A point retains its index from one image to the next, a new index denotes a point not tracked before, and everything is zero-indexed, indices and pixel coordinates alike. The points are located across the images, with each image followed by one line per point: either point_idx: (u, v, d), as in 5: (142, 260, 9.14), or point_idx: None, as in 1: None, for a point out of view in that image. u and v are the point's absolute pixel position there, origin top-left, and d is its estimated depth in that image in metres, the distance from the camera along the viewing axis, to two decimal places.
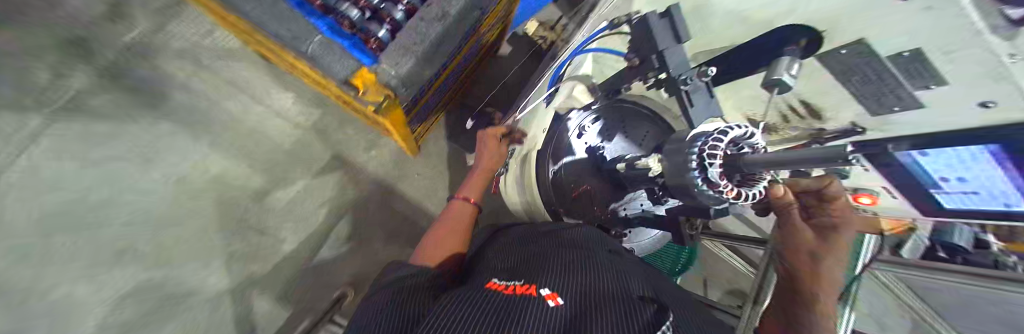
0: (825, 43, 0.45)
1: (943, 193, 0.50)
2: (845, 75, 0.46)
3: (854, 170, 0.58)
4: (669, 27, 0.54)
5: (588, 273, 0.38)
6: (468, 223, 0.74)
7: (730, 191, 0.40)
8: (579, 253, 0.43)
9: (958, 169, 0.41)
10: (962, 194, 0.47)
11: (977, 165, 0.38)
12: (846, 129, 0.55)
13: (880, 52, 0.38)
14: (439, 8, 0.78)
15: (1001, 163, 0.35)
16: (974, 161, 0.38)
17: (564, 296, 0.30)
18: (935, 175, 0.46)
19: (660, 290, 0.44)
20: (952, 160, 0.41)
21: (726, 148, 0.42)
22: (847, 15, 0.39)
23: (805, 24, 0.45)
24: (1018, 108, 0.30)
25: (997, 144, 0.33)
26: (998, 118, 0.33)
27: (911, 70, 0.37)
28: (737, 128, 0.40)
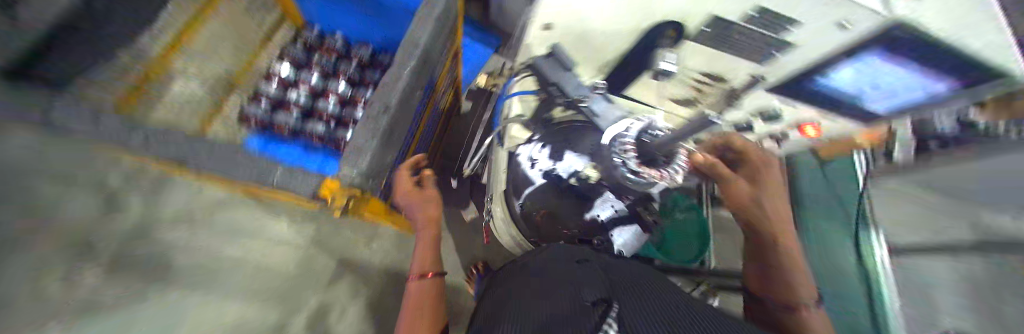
0: (689, 27, 0.57)
1: (875, 103, 0.60)
2: (723, 41, 0.57)
3: (789, 113, 0.69)
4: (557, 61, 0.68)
5: (546, 307, 0.41)
6: (433, 296, 0.76)
7: (652, 172, 0.46)
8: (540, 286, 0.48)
9: (868, 78, 0.54)
10: (890, 98, 0.57)
11: (879, 67, 0.51)
12: (749, 81, 0.65)
13: (733, 18, 0.51)
14: (381, 102, 0.87)
15: (888, 57, 0.48)
16: (872, 65, 0.50)
17: None
18: (857, 89, 0.58)
19: (629, 279, 0.47)
20: (860, 71, 0.53)
21: (634, 138, 0.50)
22: (692, 4, 0.52)
23: (664, 20, 0.57)
24: (862, 14, 0.44)
25: (882, 42, 0.46)
26: (853, 29, 0.47)
27: (767, 23, 0.50)
28: (637, 123, 0.50)
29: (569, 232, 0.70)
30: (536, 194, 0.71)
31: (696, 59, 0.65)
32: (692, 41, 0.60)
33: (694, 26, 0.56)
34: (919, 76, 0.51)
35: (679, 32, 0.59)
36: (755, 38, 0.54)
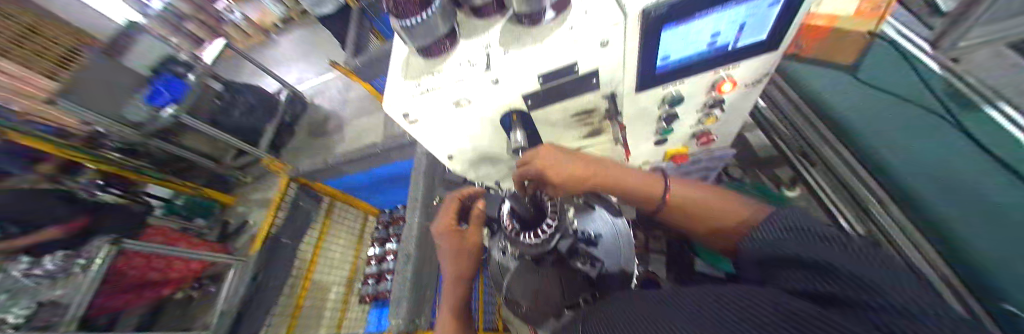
0: (519, 107, 0.66)
1: (738, 42, 0.55)
2: (554, 97, 0.63)
3: (675, 88, 0.66)
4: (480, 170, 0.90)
5: None
6: None
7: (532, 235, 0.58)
8: None
9: (688, 37, 0.52)
10: (741, 31, 0.52)
11: (679, 31, 0.50)
12: (611, 98, 0.66)
13: (534, 89, 0.60)
14: (403, 255, 1.10)
15: (671, 26, 0.48)
16: (672, 34, 0.50)
17: None
18: (699, 46, 0.55)
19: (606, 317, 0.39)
20: (674, 39, 0.52)
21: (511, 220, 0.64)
22: (501, 101, 0.63)
23: (499, 115, 0.68)
24: (607, 29, 0.48)
25: (654, 24, 0.47)
26: (616, 38, 0.50)
27: (557, 77, 0.57)
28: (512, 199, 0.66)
29: (555, 301, 0.70)
30: (511, 279, 0.78)
31: (557, 115, 0.70)
32: (536, 111, 0.68)
33: (521, 106, 0.65)
34: (726, 14, 0.48)
35: (519, 113, 0.67)
36: (567, 85, 0.60)
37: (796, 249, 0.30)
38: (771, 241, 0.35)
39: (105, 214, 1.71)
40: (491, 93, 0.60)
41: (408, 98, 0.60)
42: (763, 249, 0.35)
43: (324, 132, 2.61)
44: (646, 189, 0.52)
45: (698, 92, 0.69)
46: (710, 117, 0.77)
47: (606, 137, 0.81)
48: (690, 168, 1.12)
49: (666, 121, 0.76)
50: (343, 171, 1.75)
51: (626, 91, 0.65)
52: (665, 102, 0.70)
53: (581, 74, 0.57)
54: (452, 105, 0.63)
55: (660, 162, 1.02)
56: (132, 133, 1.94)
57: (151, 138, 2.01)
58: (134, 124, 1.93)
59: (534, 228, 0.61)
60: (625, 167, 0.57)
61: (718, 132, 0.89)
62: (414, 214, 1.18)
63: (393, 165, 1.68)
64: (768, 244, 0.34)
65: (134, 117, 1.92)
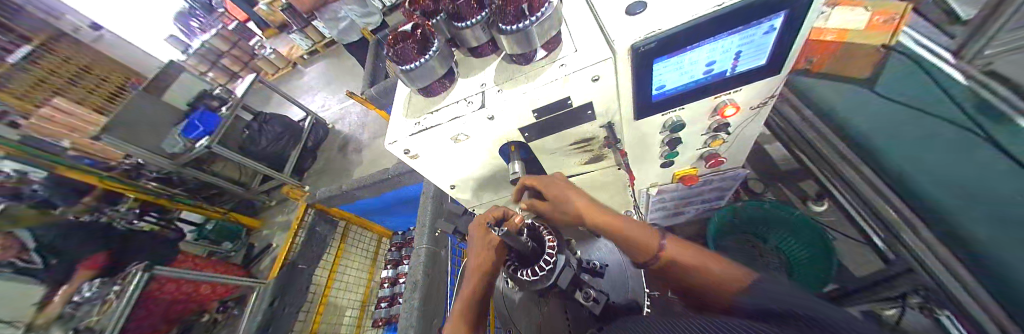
0: (516, 139, 0.67)
1: (735, 68, 0.54)
2: (549, 128, 0.64)
3: (673, 115, 0.65)
4: (485, 197, 0.91)
5: None
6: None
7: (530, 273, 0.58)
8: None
9: (679, 68, 0.52)
10: (736, 58, 0.51)
11: (668, 64, 0.50)
12: (609, 127, 0.65)
13: (529, 122, 0.61)
14: (410, 283, 1.10)
15: (659, 60, 0.48)
16: (662, 66, 0.50)
17: None
18: (692, 75, 0.54)
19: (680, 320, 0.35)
20: (665, 71, 0.52)
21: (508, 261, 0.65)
22: (498, 135, 0.65)
23: (498, 147, 0.69)
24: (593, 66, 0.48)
25: (640, 59, 0.47)
26: (605, 74, 0.50)
27: (551, 111, 0.58)
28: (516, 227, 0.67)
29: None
30: (516, 312, 0.76)
31: (555, 145, 0.70)
32: (533, 142, 0.69)
33: (519, 138, 0.66)
34: (715, 45, 0.47)
35: (517, 144, 0.68)
36: (561, 118, 0.60)
37: (787, 306, 0.27)
38: (767, 295, 0.32)
39: (135, 247, 1.85)
40: (488, 128, 0.62)
41: (408, 135, 0.63)
42: (758, 301, 0.32)
43: (343, 157, 2.74)
44: (639, 240, 0.48)
45: (699, 116, 0.67)
46: (717, 140, 0.75)
47: (608, 163, 0.79)
48: (703, 188, 1.07)
49: (670, 145, 0.74)
50: (356, 197, 1.81)
51: (622, 121, 0.64)
52: (666, 128, 0.68)
53: (574, 107, 0.57)
54: (450, 140, 0.64)
55: (669, 184, 0.99)
56: (167, 163, 2.05)
57: (184, 167, 2.13)
58: (171, 154, 2.08)
59: (532, 264, 0.61)
60: (609, 213, 0.53)
61: (728, 151, 0.86)
62: (422, 240, 1.19)
63: (404, 189, 1.71)
64: (766, 300, 0.31)
65: (171, 148, 2.07)
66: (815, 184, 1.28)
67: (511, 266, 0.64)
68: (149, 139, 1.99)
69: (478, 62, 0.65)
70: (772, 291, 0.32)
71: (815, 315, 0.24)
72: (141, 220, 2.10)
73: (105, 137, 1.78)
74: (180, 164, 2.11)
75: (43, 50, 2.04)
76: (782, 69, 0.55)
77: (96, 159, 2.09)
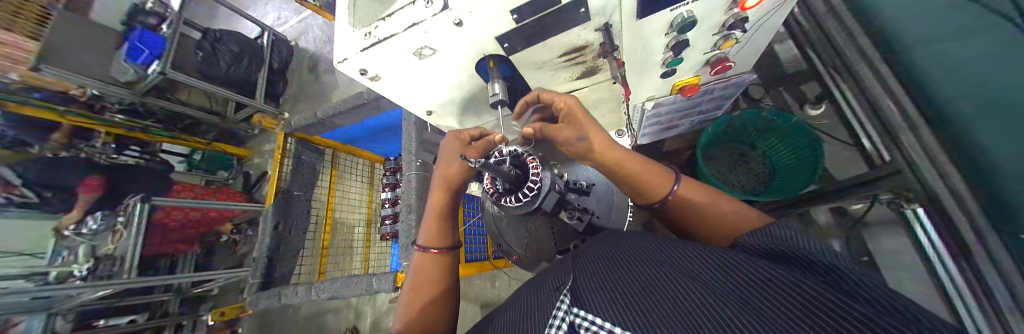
0: (492, 51, 0.56)
1: None
2: (533, 35, 0.52)
3: (684, 10, 0.53)
4: (466, 123, 0.84)
5: (617, 290, 0.38)
6: (437, 275, 0.60)
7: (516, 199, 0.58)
8: (631, 260, 0.44)
9: None
10: None
11: None
12: (606, 29, 0.53)
13: (507, 28, 0.49)
14: (406, 204, 1.14)
15: None
16: None
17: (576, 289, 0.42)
18: None
19: (746, 280, 0.31)
20: None
21: (492, 185, 0.63)
22: (470, 47, 0.53)
23: (474, 63, 0.58)
24: None
25: None
26: None
27: (534, 10, 0.45)
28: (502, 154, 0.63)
29: (546, 247, 0.73)
30: (504, 229, 0.79)
31: (542, 56, 0.59)
32: (514, 55, 0.58)
33: (497, 49, 0.55)
34: None
35: (496, 59, 0.58)
36: (550, 19, 0.48)
37: (804, 253, 0.33)
38: (776, 238, 0.38)
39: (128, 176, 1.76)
40: (456, 38, 0.50)
41: (358, 52, 0.51)
42: (766, 242, 0.38)
43: (315, 79, 2.46)
44: (652, 181, 0.55)
45: (714, 10, 0.55)
46: (728, 41, 0.64)
47: (602, 76, 0.70)
48: (701, 99, 1.00)
49: (675, 50, 0.63)
50: (337, 124, 1.72)
51: (621, 22, 0.52)
52: (673, 28, 0.57)
53: (564, 4, 0.44)
54: (414, 57, 0.53)
55: (666, 97, 0.92)
56: (126, 93, 1.81)
57: (146, 96, 1.89)
58: (126, 83, 1.83)
59: (517, 191, 0.60)
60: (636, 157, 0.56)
61: (741, 54, 0.75)
62: (411, 167, 1.17)
63: (386, 113, 1.60)
64: (778, 243, 0.37)
65: (123, 76, 1.82)
66: (816, 87, 1.26)
67: (494, 191, 0.62)
68: (91, 67, 1.71)
69: None
70: (780, 236, 0.38)
71: (836, 264, 0.30)
72: (122, 155, 1.92)
73: (41, 67, 1.55)
74: (141, 94, 1.86)
75: None
76: None
77: (48, 92, 1.78)
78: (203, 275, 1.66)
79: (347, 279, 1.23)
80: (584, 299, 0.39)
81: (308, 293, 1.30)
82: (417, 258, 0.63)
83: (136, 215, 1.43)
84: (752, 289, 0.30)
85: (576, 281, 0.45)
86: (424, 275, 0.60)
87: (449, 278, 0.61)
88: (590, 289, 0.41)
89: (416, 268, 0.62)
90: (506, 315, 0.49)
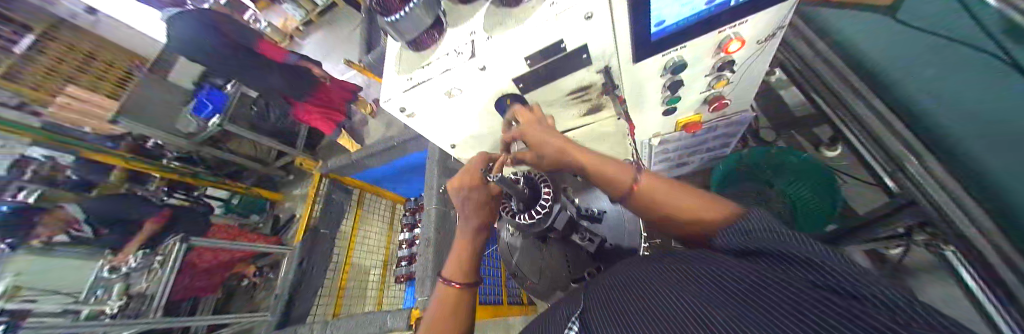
0: (508, 90, 0.66)
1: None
2: (541, 77, 0.62)
3: (673, 55, 0.62)
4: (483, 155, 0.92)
5: (618, 320, 0.37)
6: (462, 311, 0.58)
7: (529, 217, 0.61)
8: (629, 282, 0.44)
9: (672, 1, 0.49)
10: None
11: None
12: (605, 72, 0.62)
13: (523, 71, 0.59)
14: (424, 240, 1.18)
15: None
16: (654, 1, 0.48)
17: (582, 324, 0.41)
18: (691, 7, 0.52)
19: (730, 286, 0.31)
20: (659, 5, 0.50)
21: (507, 205, 0.68)
22: (491, 88, 0.64)
23: (493, 100, 0.68)
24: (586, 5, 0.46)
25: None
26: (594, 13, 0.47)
27: (544, 58, 0.56)
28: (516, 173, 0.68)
29: (561, 275, 0.73)
30: (519, 257, 0.79)
31: (550, 96, 0.69)
32: (528, 95, 0.68)
33: (512, 89, 0.65)
34: None
35: (513, 97, 0.67)
36: (558, 64, 0.58)
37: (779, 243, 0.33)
38: (754, 232, 0.35)
39: (179, 214, 1.95)
40: (480, 80, 0.61)
41: (402, 91, 0.63)
42: (744, 237, 0.36)
43: None
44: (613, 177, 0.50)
45: (699, 54, 0.64)
46: (721, 81, 0.72)
47: (606, 113, 0.78)
48: (708, 136, 1.05)
49: (671, 89, 0.71)
50: (366, 166, 1.88)
51: (616, 66, 0.62)
52: (666, 70, 0.65)
53: (568, 52, 0.55)
54: (444, 95, 0.64)
55: (672, 133, 0.98)
56: (184, 142, 2.11)
57: (202, 146, 2.19)
58: (186, 134, 2.14)
59: (530, 210, 0.64)
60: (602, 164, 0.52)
61: (734, 93, 0.82)
62: (431, 202, 1.23)
63: (410, 156, 1.74)
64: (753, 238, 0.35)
65: (184, 128, 2.14)
66: (828, 128, 1.27)
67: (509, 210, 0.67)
68: (162, 121, 2.09)
69: (465, 8, 0.61)
70: (759, 229, 0.35)
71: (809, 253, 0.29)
72: (171, 197, 2.16)
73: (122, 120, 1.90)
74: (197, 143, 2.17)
75: (46, 39, 1.99)
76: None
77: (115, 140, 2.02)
78: (219, 319, 1.65)
79: (361, 317, 1.21)
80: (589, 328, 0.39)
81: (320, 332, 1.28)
82: (439, 291, 0.62)
83: (174, 254, 1.49)
84: (735, 297, 0.30)
85: (585, 307, 0.45)
86: (445, 310, 0.58)
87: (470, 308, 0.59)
88: (595, 317, 0.41)
89: (438, 303, 0.60)
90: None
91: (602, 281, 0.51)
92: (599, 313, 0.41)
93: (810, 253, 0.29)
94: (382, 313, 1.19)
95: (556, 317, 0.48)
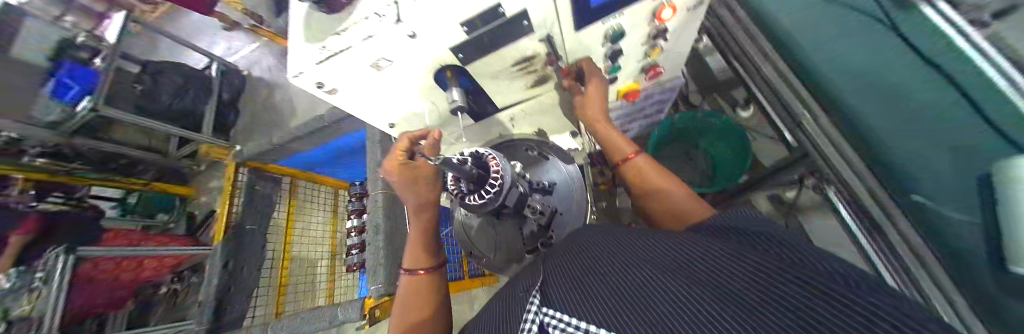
0: (447, 61, 0.60)
1: None
2: (482, 44, 0.56)
3: (613, 23, 0.62)
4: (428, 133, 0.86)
5: (584, 283, 0.37)
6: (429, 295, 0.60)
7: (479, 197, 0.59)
8: (593, 251, 0.44)
9: None
10: None
11: None
12: (549, 39, 0.60)
13: (460, 39, 0.54)
14: (372, 226, 1.10)
15: None
16: None
17: (544, 291, 0.39)
18: None
19: (694, 254, 0.33)
20: None
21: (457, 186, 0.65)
22: (427, 59, 0.57)
23: (430, 73, 0.62)
24: None
25: None
26: None
27: (482, 23, 0.51)
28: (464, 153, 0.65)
29: (516, 248, 0.75)
30: (474, 234, 0.80)
31: (494, 67, 0.64)
32: (470, 67, 0.63)
33: (451, 60, 0.59)
34: None
35: (453, 69, 0.62)
36: (499, 31, 0.54)
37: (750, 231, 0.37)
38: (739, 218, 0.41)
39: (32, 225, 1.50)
40: (413, 50, 0.54)
41: (314, 64, 0.53)
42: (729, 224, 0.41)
43: (269, 108, 2.34)
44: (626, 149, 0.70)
45: (636, 23, 0.65)
46: (656, 50, 0.75)
47: (552, 83, 0.77)
48: (645, 104, 1.12)
49: (613, 59, 0.72)
50: (295, 150, 1.64)
51: (559, 33, 0.60)
52: (609, 39, 0.66)
53: (508, 18, 0.51)
54: (371, 68, 0.55)
55: (615, 102, 1.02)
56: (50, 135, 1.71)
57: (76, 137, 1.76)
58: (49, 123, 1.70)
59: (480, 189, 0.62)
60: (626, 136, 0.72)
61: (667, 61, 0.87)
62: (377, 186, 1.14)
63: (349, 136, 1.56)
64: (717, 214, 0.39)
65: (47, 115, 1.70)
66: (742, 93, 1.45)
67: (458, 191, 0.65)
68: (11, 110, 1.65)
69: None
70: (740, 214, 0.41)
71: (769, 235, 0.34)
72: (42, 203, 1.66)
73: None
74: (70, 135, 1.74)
75: None
76: None
77: None
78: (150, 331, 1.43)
79: (308, 313, 1.13)
80: (555, 296, 0.36)
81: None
82: (405, 283, 0.63)
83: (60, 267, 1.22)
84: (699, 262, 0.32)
85: (546, 277, 0.43)
86: (415, 298, 0.59)
87: (437, 292, 0.61)
88: (555, 287, 0.39)
89: (404, 295, 0.61)
90: (483, 314, 0.47)
91: (562, 251, 0.51)
92: (562, 279, 0.40)
93: (771, 234, 0.35)
94: (331, 307, 1.12)
95: (513, 293, 0.46)
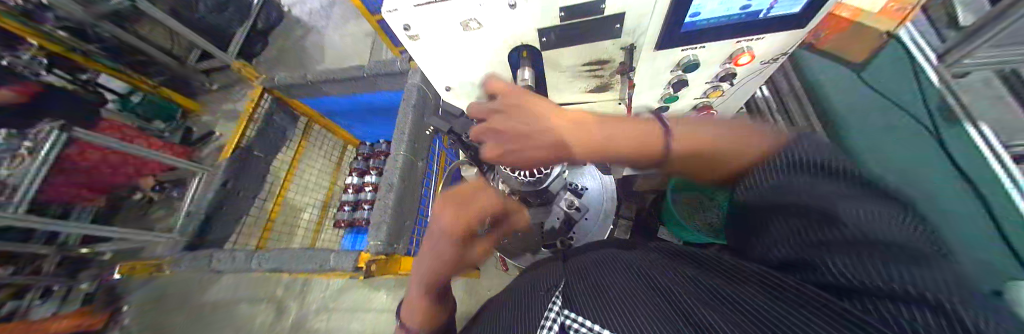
0: (529, 41, 0.61)
1: (769, 10, 0.52)
2: (571, 34, 0.58)
3: (693, 51, 0.63)
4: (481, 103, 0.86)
5: (607, 294, 0.36)
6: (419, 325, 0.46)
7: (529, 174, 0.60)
8: (615, 265, 0.43)
9: None
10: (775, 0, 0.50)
11: None
12: (628, 51, 0.63)
13: (553, 24, 0.55)
14: (387, 182, 1.09)
15: None
16: None
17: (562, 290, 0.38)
18: (736, 8, 0.52)
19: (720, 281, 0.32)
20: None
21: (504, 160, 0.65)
22: (514, 33, 0.58)
23: (509, 46, 0.63)
24: None
25: None
26: None
27: (582, 13, 0.52)
28: None
29: (534, 240, 0.75)
30: None
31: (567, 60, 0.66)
32: (548, 52, 0.64)
33: (534, 42, 0.61)
34: None
35: (530, 50, 0.63)
36: (589, 27, 0.56)
37: None
38: None
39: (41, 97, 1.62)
40: (508, 20, 0.55)
41: (411, 7, 0.52)
42: None
43: (303, 50, 2.39)
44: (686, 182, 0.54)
45: (712, 60, 0.66)
46: (717, 91, 0.77)
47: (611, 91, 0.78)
48: None
49: (675, 87, 0.74)
50: (322, 92, 1.63)
51: (639, 46, 0.62)
52: (680, 66, 0.68)
53: (605, 15, 0.53)
54: (459, 27, 0.56)
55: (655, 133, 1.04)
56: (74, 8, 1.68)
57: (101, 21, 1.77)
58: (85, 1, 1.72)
59: (528, 168, 0.64)
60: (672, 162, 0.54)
61: (721, 105, 0.89)
62: (399, 148, 1.13)
63: (380, 94, 1.57)
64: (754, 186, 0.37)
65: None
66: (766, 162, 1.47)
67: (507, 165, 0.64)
68: None
69: None
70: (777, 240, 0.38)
71: None
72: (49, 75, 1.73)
73: None
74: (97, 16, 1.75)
75: None
76: (799, 25, 0.56)
77: None
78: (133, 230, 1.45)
79: (294, 252, 1.10)
80: (575, 301, 0.35)
81: (242, 259, 1.14)
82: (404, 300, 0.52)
83: (47, 144, 1.21)
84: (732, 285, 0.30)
85: (566, 280, 0.42)
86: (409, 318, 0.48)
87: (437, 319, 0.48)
88: (577, 290, 0.38)
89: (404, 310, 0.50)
90: (500, 309, 0.45)
91: (583, 258, 0.51)
92: (582, 285, 0.39)
93: None
94: (321, 252, 1.08)
95: (530, 291, 0.44)
